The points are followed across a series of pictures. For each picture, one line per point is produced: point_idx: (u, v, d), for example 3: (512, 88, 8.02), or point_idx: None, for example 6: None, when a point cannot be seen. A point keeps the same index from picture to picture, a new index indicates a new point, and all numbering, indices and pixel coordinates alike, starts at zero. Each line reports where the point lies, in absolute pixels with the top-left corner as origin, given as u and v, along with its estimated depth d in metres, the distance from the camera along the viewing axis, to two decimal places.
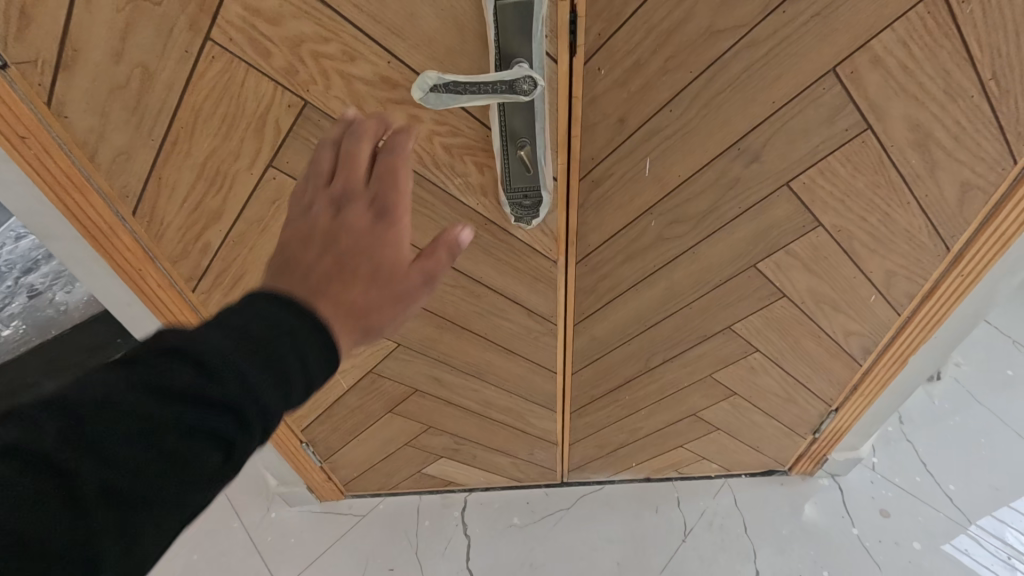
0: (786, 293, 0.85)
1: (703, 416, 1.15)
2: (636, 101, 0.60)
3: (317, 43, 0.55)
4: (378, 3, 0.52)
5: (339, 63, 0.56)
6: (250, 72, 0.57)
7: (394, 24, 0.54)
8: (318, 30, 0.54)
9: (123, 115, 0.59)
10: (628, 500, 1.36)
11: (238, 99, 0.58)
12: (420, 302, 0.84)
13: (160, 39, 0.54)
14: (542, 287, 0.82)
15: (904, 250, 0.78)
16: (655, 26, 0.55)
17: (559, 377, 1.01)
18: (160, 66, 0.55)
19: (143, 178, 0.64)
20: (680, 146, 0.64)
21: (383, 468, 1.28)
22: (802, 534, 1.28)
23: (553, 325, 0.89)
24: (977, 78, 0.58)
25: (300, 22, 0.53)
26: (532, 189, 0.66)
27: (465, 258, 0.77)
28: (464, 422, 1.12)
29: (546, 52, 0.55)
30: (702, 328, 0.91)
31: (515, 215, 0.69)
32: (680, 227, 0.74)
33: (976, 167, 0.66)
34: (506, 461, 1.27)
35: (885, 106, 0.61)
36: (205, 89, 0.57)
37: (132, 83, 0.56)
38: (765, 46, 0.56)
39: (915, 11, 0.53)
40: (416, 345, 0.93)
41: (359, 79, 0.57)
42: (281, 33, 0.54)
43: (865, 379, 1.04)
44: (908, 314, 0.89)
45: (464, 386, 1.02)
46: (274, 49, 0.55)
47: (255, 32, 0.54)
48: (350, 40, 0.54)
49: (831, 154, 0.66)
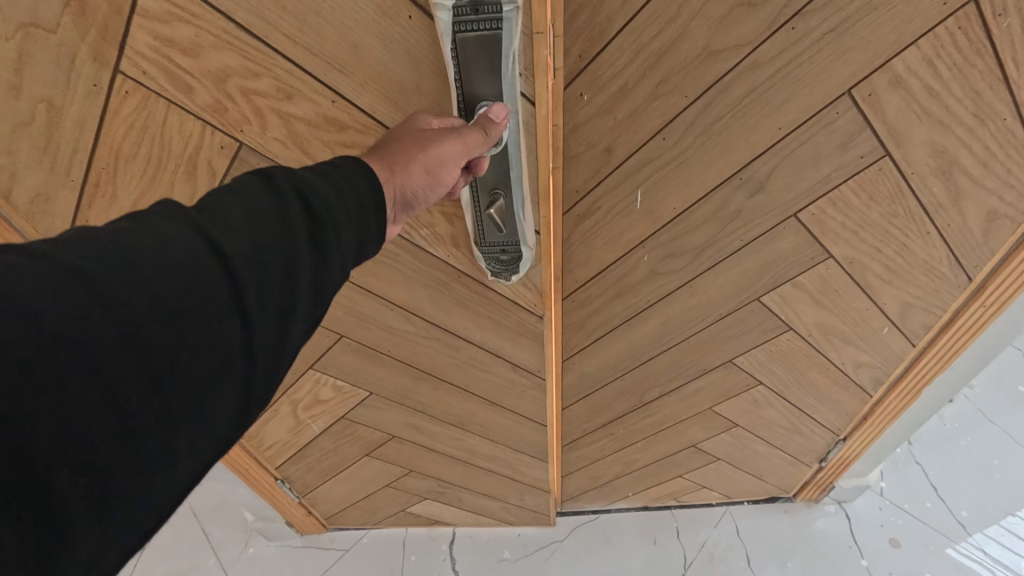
0: (791, 326, 0.78)
1: (703, 447, 1.08)
2: (624, 129, 0.53)
3: (245, 78, 0.52)
4: (315, 37, 0.49)
5: (274, 101, 0.53)
6: (171, 109, 0.53)
7: (335, 58, 0.50)
8: (246, 65, 0.51)
9: (33, 154, 0.55)
10: (625, 530, 1.30)
11: (162, 139, 0.55)
12: (390, 352, 0.78)
13: (60, 72, 0.50)
14: (527, 341, 0.75)
15: (921, 281, 0.71)
16: (644, 46, 0.48)
17: (549, 426, 0.94)
18: (67, 101, 0.52)
19: (67, 219, 0.61)
20: (675, 177, 0.57)
21: (363, 506, 1.21)
22: (807, 566, 1.22)
23: (540, 378, 0.82)
24: (1013, 101, 0.51)
25: (223, 55, 0.50)
26: (511, 244, 0.60)
27: (439, 310, 0.71)
28: (448, 467, 1.05)
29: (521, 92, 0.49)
30: (699, 361, 0.84)
31: (491, 270, 0.63)
32: (676, 261, 0.67)
33: (1006, 195, 0.59)
34: (496, 505, 1.19)
35: (906, 131, 0.54)
36: (121, 125, 0.54)
37: (37, 119, 0.53)
38: (769, 68, 0.48)
39: (943, 27, 0.46)
40: (390, 396, 0.88)
41: (300, 119, 0.54)
42: (202, 67, 0.51)
43: (875, 409, 0.97)
44: (923, 345, 0.82)
45: (445, 434, 0.95)
46: (196, 84, 0.52)
47: (171, 65, 0.50)
48: (283, 74, 0.51)
49: (844, 183, 0.58)
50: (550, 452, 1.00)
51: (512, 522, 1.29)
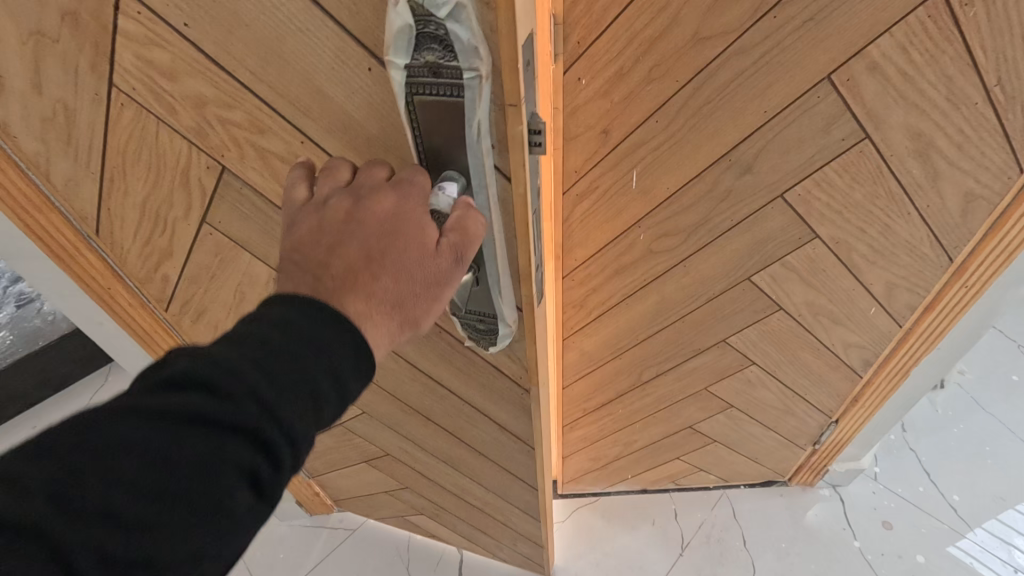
0: (782, 305, 0.82)
1: (699, 429, 1.12)
2: (620, 112, 0.57)
3: (221, 107, 0.50)
4: (279, 76, 0.45)
5: (248, 133, 0.51)
6: (161, 127, 0.54)
7: (300, 99, 0.47)
8: (219, 94, 0.49)
9: (60, 146, 0.58)
10: (624, 511, 1.33)
11: (158, 152, 0.56)
12: (380, 382, 0.81)
13: (69, 78, 0.51)
14: (518, 411, 0.74)
15: (905, 261, 0.74)
16: (638, 33, 0.52)
17: (541, 492, 0.91)
18: (76, 104, 0.53)
19: (94, 206, 0.65)
20: (668, 159, 0.61)
21: (364, 501, 1.25)
22: (802, 542, 1.25)
23: (529, 448, 0.80)
24: (983, 85, 0.54)
25: (199, 83, 0.48)
26: (488, 315, 0.53)
27: (425, 358, 0.72)
28: (440, 494, 1.07)
29: (494, 167, 0.43)
30: (694, 342, 0.88)
31: (470, 335, 0.57)
32: (670, 241, 0.71)
33: (981, 176, 0.63)
34: (491, 540, 1.19)
35: (884, 115, 0.57)
36: (123, 134, 0.55)
37: (59, 116, 0.55)
38: (754, 53, 0.52)
39: (915, 16, 0.50)
40: (385, 418, 0.91)
41: (274, 153, 0.52)
42: (180, 91, 0.50)
43: (865, 391, 1.00)
44: (908, 326, 0.86)
45: (435, 466, 0.98)
46: (179, 107, 0.51)
47: (157, 87, 0.50)
48: (254, 109, 0.49)
49: (826, 165, 0.62)
50: (543, 517, 0.97)
51: (503, 560, 1.26)
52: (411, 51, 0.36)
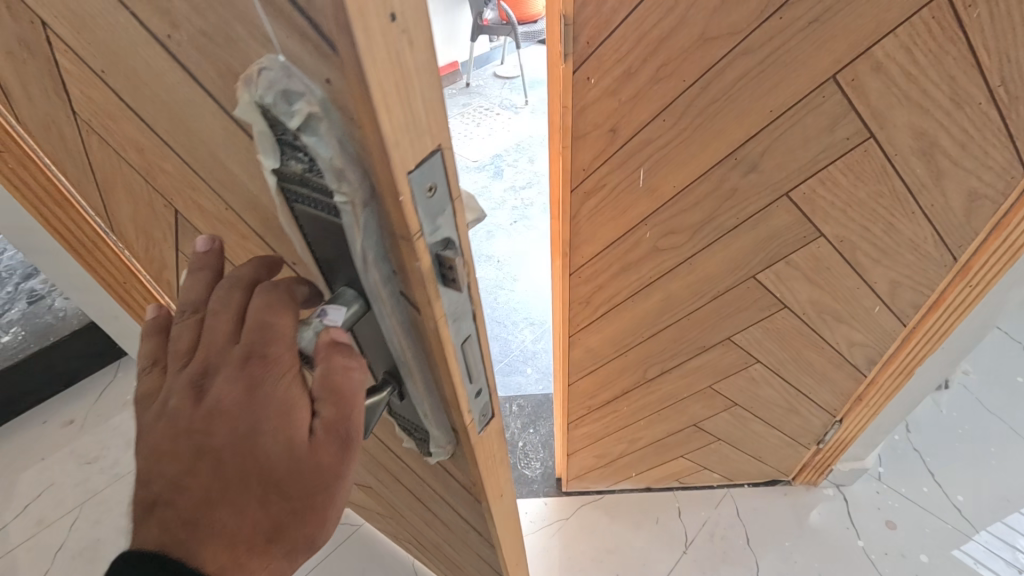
0: (786, 303, 0.82)
1: (704, 427, 1.12)
2: (627, 111, 0.58)
3: (156, 156, 0.45)
4: (186, 144, 0.40)
5: (185, 184, 0.47)
6: (120, 161, 0.50)
7: (212, 171, 0.41)
8: (151, 145, 0.44)
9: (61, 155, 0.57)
10: (627, 509, 1.34)
11: (129, 182, 0.53)
12: None
13: (49, 101, 0.48)
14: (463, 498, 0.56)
15: (909, 260, 0.75)
16: (646, 34, 0.53)
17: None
18: (65, 123, 0.50)
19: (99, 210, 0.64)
20: (674, 157, 0.62)
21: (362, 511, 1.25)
22: (805, 542, 1.26)
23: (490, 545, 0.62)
24: (986, 85, 0.55)
25: (133, 131, 0.44)
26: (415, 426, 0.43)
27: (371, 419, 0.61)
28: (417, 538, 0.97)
29: (394, 292, 0.33)
30: (700, 339, 0.89)
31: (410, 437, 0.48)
32: (677, 238, 0.72)
33: (984, 176, 0.63)
34: None
35: (887, 114, 0.58)
36: (101, 160, 0.52)
37: (52, 131, 0.53)
38: (761, 52, 0.53)
39: (918, 17, 0.51)
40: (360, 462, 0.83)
41: (209, 208, 0.47)
42: (121, 133, 0.45)
43: (870, 390, 1.01)
44: (913, 325, 0.86)
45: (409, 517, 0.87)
46: (127, 148, 0.47)
47: (105, 126, 0.46)
48: (181, 165, 0.44)
49: (832, 164, 0.63)
50: None
51: None
52: (280, 155, 0.29)
